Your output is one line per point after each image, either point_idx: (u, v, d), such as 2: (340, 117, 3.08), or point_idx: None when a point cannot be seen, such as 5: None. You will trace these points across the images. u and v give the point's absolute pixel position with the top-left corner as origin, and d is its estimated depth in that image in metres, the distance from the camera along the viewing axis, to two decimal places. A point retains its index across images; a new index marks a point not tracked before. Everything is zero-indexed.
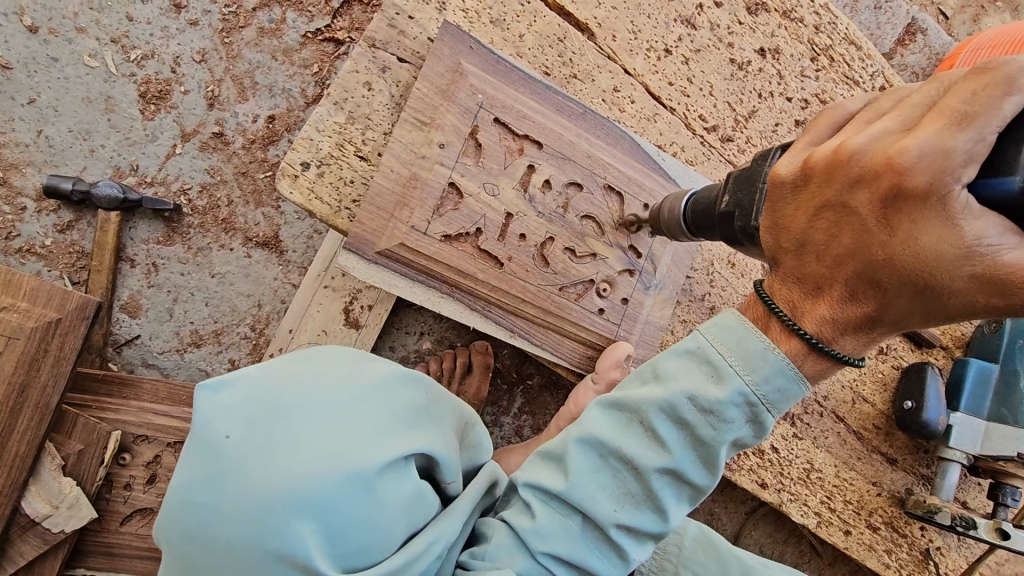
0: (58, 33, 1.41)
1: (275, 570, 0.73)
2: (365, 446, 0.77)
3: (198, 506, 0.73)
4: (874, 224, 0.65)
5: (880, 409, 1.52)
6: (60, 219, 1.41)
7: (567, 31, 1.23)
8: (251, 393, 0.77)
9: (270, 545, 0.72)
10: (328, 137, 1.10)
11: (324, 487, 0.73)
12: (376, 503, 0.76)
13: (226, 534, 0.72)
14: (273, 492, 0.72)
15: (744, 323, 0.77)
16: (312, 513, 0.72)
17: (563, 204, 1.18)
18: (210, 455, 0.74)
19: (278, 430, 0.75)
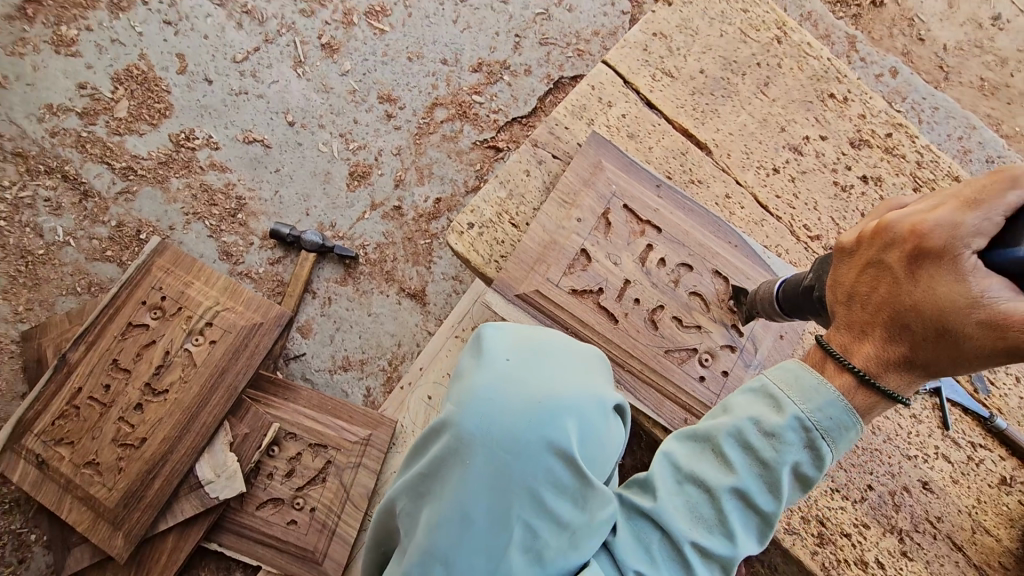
0: (307, 127, 1.95)
1: (540, 466, 0.77)
2: (601, 385, 0.90)
3: (489, 396, 0.79)
4: (903, 277, 0.82)
5: (1006, 546, 1.38)
6: (273, 254, 1.84)
7: (688, 148, 1.52)
8: (521, 334, 0.91)
9: (550, 436, 0.78)
10: (492, 207, 1.42)
11: (587, 400, 0.84)
12: (611, 432, 0.87)
13: (514, 421, 0.78)
14: (559, 392, 0.82)
15: (801, 367, 0.91)
16: (580, 417, 0.82)
17: (674, 280, 1.37)
18: (499, 362, 0.84)
19: (550, 358, 0.87)
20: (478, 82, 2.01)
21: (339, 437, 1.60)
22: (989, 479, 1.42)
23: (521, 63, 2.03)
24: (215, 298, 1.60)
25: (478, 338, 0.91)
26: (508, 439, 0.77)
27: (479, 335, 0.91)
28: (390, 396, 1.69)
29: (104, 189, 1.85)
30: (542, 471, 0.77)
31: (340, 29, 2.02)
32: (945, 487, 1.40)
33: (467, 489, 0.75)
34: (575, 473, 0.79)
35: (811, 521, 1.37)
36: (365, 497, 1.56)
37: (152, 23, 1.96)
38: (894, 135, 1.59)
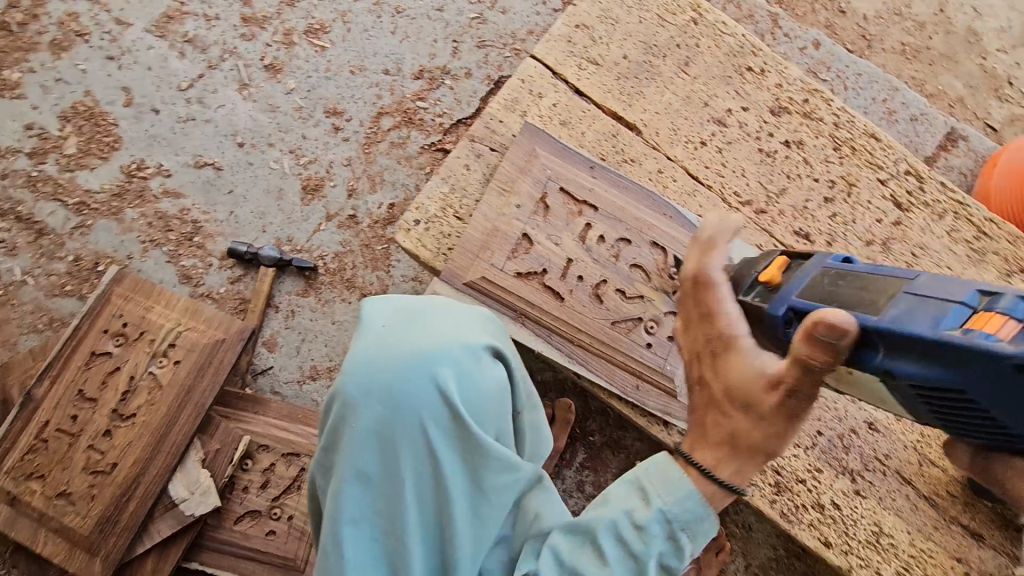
0: (257, 148, 1.99)
1: (416, 411, 0.91)
2: (475, 334, 1.02)
3: (363, 364, 0.93)
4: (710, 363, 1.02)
5: (952, 475, 1.47)
6: (233, 273, 1.87)
7: (619, 130, 1.59)
8: (399, 304, 1.04)
9: (421, 383, 0.91)
10: (435, 203, 1.46)
11: (454, 349, 0.96)
12: (487, 373, 0.99)
13: (386, 380, 0.91)
14: (427, 345, 0.95)
15: (669, 463, 0.97)
16: (450, 364, 0.94)
17: (614, 255, 1.44)
18: (373, 334, 0.98)
19: (423, 318, 1.01)
20: (421, 88, 2.07)
21: (312, 445, 1.63)
22: None
23: (461, 66, 2.10)
24: (176, 319, 1.63)
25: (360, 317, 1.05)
26: (384, 397, 0.91)
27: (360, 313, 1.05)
28: None
29: (59, 227, 1.87)
30: (420, 421, 0.90)
31: (281, 49, 2.08)
32: (890, 426, 1.50)
33: (358, 448, 0.90)
34: (451, 415, 0.92)
35: (767, 471, 1.46)
36: None
37: (94, 60, 2.00)
38: (811, 101, 1.69)
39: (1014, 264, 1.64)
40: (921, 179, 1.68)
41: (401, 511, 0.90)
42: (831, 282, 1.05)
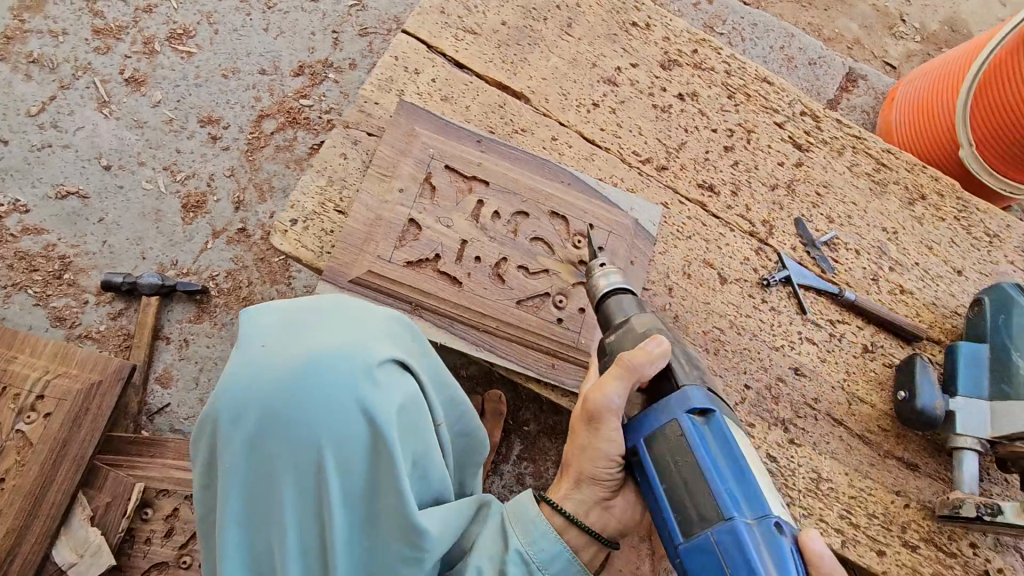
0: (126, 168, 1.81)
1: (298, 437, 0.85)
2: (374, 344, 0.93)
3: (237, 389, 0.85)
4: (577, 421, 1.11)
5: (882, 409, 1.48)
6: (113, 308, 1.69)
7: (505, 99, 1.50)
8: (285, 311, 0.94)
9: (299, 407, 0.85)
10: (312, 197, 1.34)
11: (343, 366, 0.87)
12: (382, 388, 0.90)
13: (261, 406, 0.85)
14: (305, 364, 0.87)
15: (525, 501, 1.05)
16: (334, 384, 0.86)
17: (512, 230, 1.35)
18: (250, 352, 0.88)
19: (308, 330, 0.92)
20: (303, 86, 1.93)
21: None
22: (853, 350, 1.51)
23: (345, 57, 1.96)
24: (43, 367, 1.45)
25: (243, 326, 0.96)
26: (263, 427, 0.84)
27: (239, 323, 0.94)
28: None
29: None
30: (303, 447, 0.85)
31: (142, 59, 1.90)
32: (816, 368, 1.48)
33: (235, 479, 0.85)
34: (338, 439, 0.86)
35: None
36: None
37: None
38: (700, 51, 1.64)
39: (913, 192, 1.65)
40: (817, 118, 1.66)
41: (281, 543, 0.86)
42: (672, 454, 1.01)
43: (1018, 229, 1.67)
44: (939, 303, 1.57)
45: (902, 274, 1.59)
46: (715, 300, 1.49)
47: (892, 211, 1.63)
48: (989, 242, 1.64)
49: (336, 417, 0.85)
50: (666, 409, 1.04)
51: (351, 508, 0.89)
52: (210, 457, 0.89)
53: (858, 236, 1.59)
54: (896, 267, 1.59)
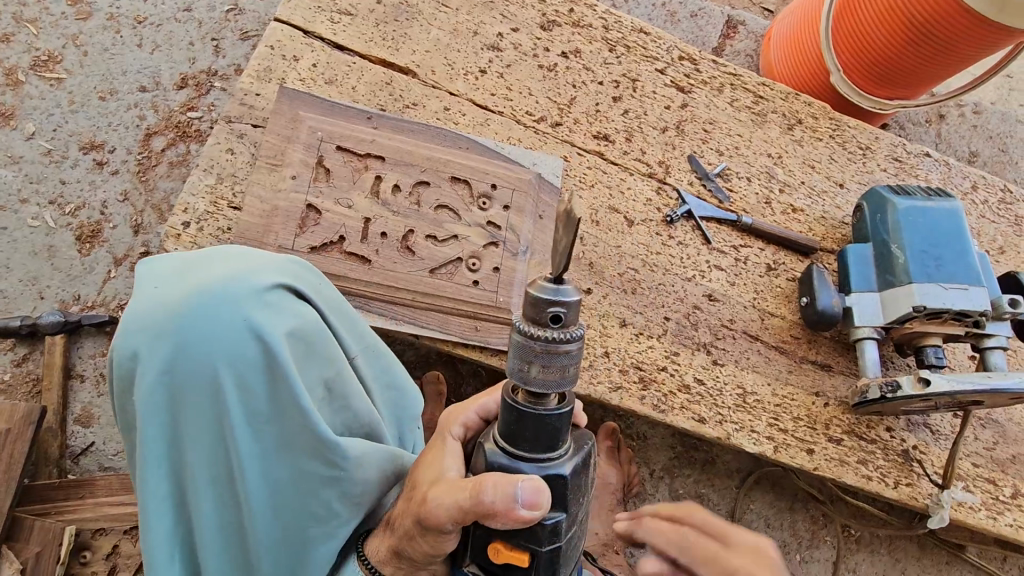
0: (7, 208, 1.71)
1: (194, 370, 0.84)
2: (265, 275, 0.90)
3: (133, 330, 0.84)
4: (409, 507, 0.91)
5: (791, 319, 1.58)
6: (15, 354, 1.60)
7: (392, 77, 1.51)
8: (174, 258, 0.92)
9: (189, 343, 0.84)
10: (204, 198, 1.31)
11: (238, 296, 0.86)
12: (275, 316, 0.88)
13: (155, 345, 0.83)
14: (191, 300, 0.84)
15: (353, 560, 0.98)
16: (221, 316, 0.84)
17: (415, 201, 1.36)
18: (142, 295, 0.87)
19: (193, 271, 0.89)
20: (189, 98, 1.87)
21: None
22: (758, 270, 1.61)
23: (229, 64, 1.91)
24: None
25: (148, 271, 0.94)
26: (163, 367, 0.83)
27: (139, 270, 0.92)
28: None
29: None
30: (202, 379, 0.84)
31: (7, 92, 1.79)
32: (727, 292, 1.57)
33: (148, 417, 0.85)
34: (234, 367, 0.85)
35: (630, 369, 1.46)
36: None
37: None
38: (577, 9, 1.69)
39: (791, 118, 1.77)
40: (696, 60, 1.75)
41: (198, 479, 0.88)
42: None
43: (886, 139, 1.82)
44: (828, 216, 1.70)
45: (792, 194, 1.70)
46: (625, 243, 1.55)
47: (775, 137, 1.74)
48: (863, 154, 1.79)
49: (237, 349, 0.85)
50: None
51: (268, 439, 0.89)
52: (126, 400, 0.89)
53: (747, 164, 1.69)
54: (786, 188, 1.70)
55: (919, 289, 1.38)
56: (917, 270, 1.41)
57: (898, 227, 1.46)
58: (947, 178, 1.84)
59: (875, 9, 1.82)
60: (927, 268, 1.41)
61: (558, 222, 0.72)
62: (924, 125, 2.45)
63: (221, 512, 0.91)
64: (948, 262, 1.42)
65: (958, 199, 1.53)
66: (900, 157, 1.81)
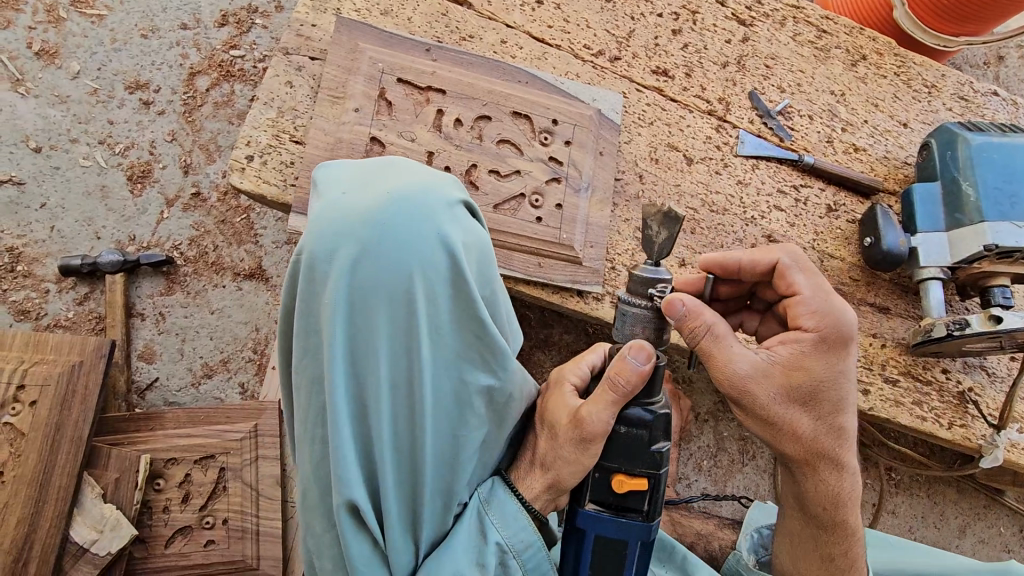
0: (58, 148, 1.70)
1: (392, 273, 0.78)
2: (451, 187, 0.86)
3: (331, 227, 0.78)
4: (557, 433, 0.94)
5: (851, 262, 1.56)
6: (78, 293, 1.63)
7: (447, 7, 1.46)
8: (357, 163, 0.86)
9: (389, 243, 0.77)
10: (266, 131, 1.30)
11: (431, 202, 0.80)
12: (464, 226, 0.83)
13: (353, 242, 0.77)
14: (390, 199, 0.78)
15: (501, 489, 0.96)
16: (420, 218, 0.79)
17: (477, 135, 1.34)
18: (333, 196, 0.81)
19: (383, 174, 0.83)
20: (231, 36, 1.82)
21: (223, 440, 1.49)
22: (818, 212, 1.58)
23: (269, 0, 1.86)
24: (17, 358, 1.41)
25: (316, 180, 0.88)
26: (358, 267, 0.77)
27: (317, 178, 0.87)
28: (266, 381, 1.61)
29: None
30: (398, 283, 0.78)
31: (49, 29, 1.76)
32: (786, 233, 1.54)
33: (336, 320, 0.78)
34: (430, 272, 0.79)
35: None
36: (276, 483, 1.49)
37: None
38: None
39: (855, 54, 1.69)
40: None
41: (381, 392, 0.82)
42: (611, 564, 0.97)
43: (953, 77, 1.74)
44: (891, 156, 1.65)
45: (854, 133, 1.64)
46: (684, 182, 1.52)
47: (838, 74, 1.67)
48: (928, 93, 1.71)
49: (430, 256, 0.79)
50: (624, 526, 0.95)
51: (449, 353, 0.85)
52: (307, 307, 0.81)
53: (809, 102, 1.63)
54: (848, 127, 1.64)
55: (992, 229, 1.35)
56: (990, 209, 1.37)
57: (970, 163, 1.42)
58: (1013, 119, 1.77)
59: None
60: (1000, 206, 1.38)
61: (652, 214, 0.87)
62: (983, 68, 2.34)
63: (396, 428, 0.85)
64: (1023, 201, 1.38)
65: None
66: (966, 96, 1.73)
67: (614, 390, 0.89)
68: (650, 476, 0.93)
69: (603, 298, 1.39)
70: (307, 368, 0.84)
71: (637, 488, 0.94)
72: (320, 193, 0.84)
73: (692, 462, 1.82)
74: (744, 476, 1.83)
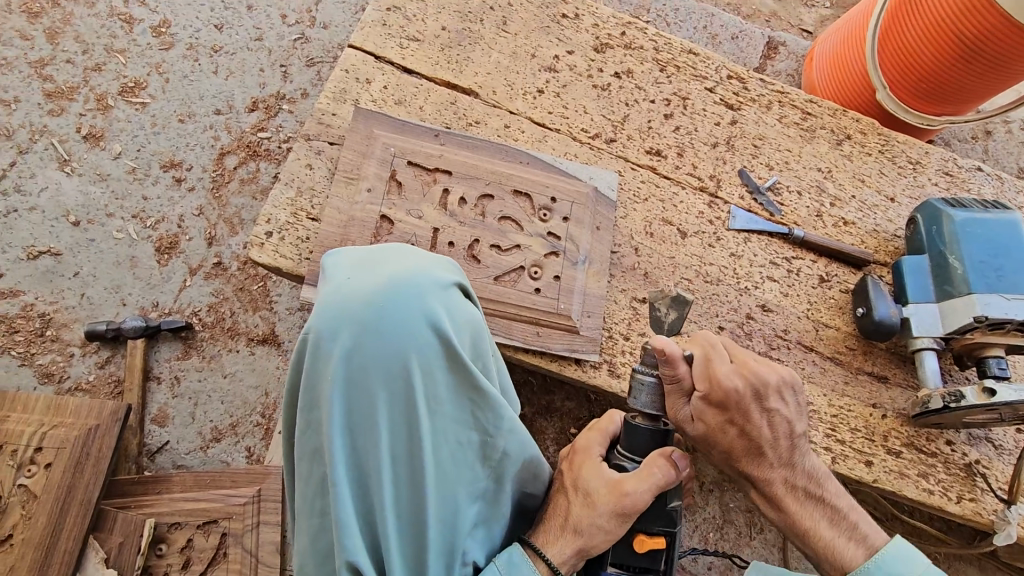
0: (95, 221, 1.84)
1: (392, 348, 0.81)
2: (445, 269, 0.92)
3: (334, 308, 0.82)
4: (591, 503, 0.99)
5: (847, 331, 1.59)
6: (99, 357, 1.71)
7: (456, 97, 1.61)
8: (359, 250, 0.92)
9: (389, 321, 0.81)
10: (285, 209, 1.41)
11: (426, 283, 0.86)
12: (458, 305, 0.89)
13: (355, 322, 0.81)
14: (390, 281, 0.84)
15: (524, 560, 0.93)
16: (417, 298, 0.83)
17: (480, 213, 1.44)
18: (338, 279, 0.86)
19: (383, 258, 0.89)
20: (259, 120, 1.99)
21: (227, 505, 1.50)
22: (811, 282, 1.63)
23: (296, 88, 2.04)
24: (38, 421, 1.47)
25: (325, 265, 0.93)
26: (359, 343, 0.80)
27: (325, 263, 0.93)
28: (272, 445, 1.64)
29: None
30: (399, 357, 0.81)
31: (97, 116, 1.94)
32: (780, 303, 1.59)
33: (338, 396, 0.81)
34: (427, 346, 0.83)
35: None
36: (275, 551, 1.48)
37: None
38: (628, 32, 1.76)
39: (840, 133, 1.79)
40: (744, 78, 1.79)
41: (381, 464, 0.82)
42: None
43: (936, 154, 1.82)
44: (881, 229, 1.71)
45: (843, 208, 1.72)
46: (678, 254, 1.59)
47: (824, 153, 1.76)
48: (913, 169, 1.79)
49: (427, 333, 0.83)
50: None
51: (447, 423, 0.87)
52: (309, 385, 0.83)
53: (798, 179, 1.72)
54: (836, 202, 1.72)
55: (981, 300, 1.38)
56: (978, 281, 1.41)
57: (955, 237, 1.47)
58: (999, 193, 1.83)
59: (923, 29, 1.83)
60: (988, 278, 1.41)
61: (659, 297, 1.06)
62: (970, 142, 2.44)
63: (399, 499, 0.84)
64: (1010, 273, 1.42)
65: (1016, 211, 1.53)
66: (951, 172, 1.81)
67: (660, 475, 0.97)
68: (670, 537, 1.02)
69: (601, 365, 1.43)
70: (308, 444, 0.85)
71: (658, 547, 1.02)
72: (327, 278, 0.89)
73: (697, 535, 1.78)
74: (753, 550, 1.78)
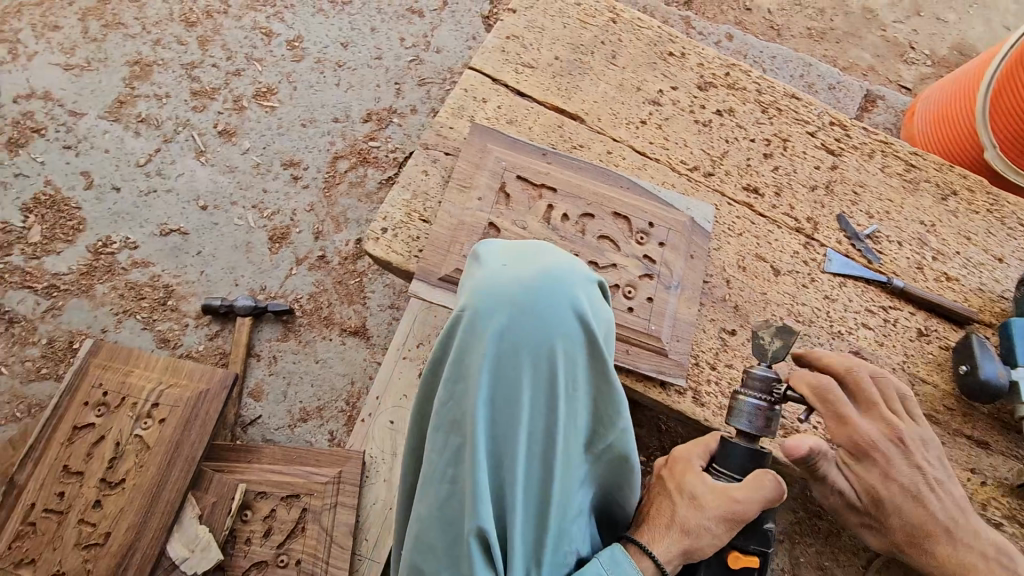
0: (220, 208, 2.02)
1: (542, 333, 0.86)
2: (586, 268, 0.97)
3: (491, 289, 0.87)
4: (699, 508, 1.01)
5: (945, 389, 1.53)
6: (210, 330, 1.86)
7: (563, 121, 1.70)
8: (506, 240, 0.98)
9: (543, 308, 0.86)
10: (400, 209, 1.52)
11: (574, 278, 0.91)
12: (597, 302, 0.94)
13: (512, 304, 0.86)
14: (544, 271, 0.89)
15: (622, 556, 0.96)
16: (568, 290, 0.88)
17: (580, 230, 1.50)
18: (492, 264, 0.91)
19: (532, 250, 0.94)
20: (372, 130, 2.16)
21: (310, 482, 1.58)
22: (908, 334, 1.59)
23: (407, 104, 2.20)
24: (157, 378, 1.60)
25: (474, 253, 0.99)
26: (513, 324, 0.85)
27: (474, 250, 0.98)
28: (354, 432, 1.67)
29: (30, 312, 1.86)
30: (548, 343, 0.86)
31: (233, 115, 2.15)
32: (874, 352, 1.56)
33: (488, 371, 0.85)
34: (573, 336, 0.88)
35: None
36: (348, 533, 1.55)
37: (53, 151, 2.05)
38: (733, 73, 1.82)
39: (946, 189, 1.76)
40: (846, 126, 1.80)
41: (518, 442, 0.86)
42: None
43: None
44: (986, 288, 1.66)
45: (945, 263, 1.68)
46: (770, 291, 1.59)
47: (928, 206, 1.73)
48: None
49: (574, 324, 0.88)
50: None
51: (578, 412, 0.91)
52: (457, 359, 0.88)
53: (898, 229, 1.70)
54: (939, 256, 1.68)
55: None
56: None
57: None
58: None
59: None
60: None
61: (764, 328, 1.15)
62: None
63: (527, 479, 0.89)
64: None
65: None
66: None
67: (765, 490, 0.99)
68: (763, 555, 1.05)
69: (685, 392, 1.45)
70: (448, 415, 0.89)
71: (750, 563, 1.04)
72: (478, 262, 0.95)
73: None
74: None
